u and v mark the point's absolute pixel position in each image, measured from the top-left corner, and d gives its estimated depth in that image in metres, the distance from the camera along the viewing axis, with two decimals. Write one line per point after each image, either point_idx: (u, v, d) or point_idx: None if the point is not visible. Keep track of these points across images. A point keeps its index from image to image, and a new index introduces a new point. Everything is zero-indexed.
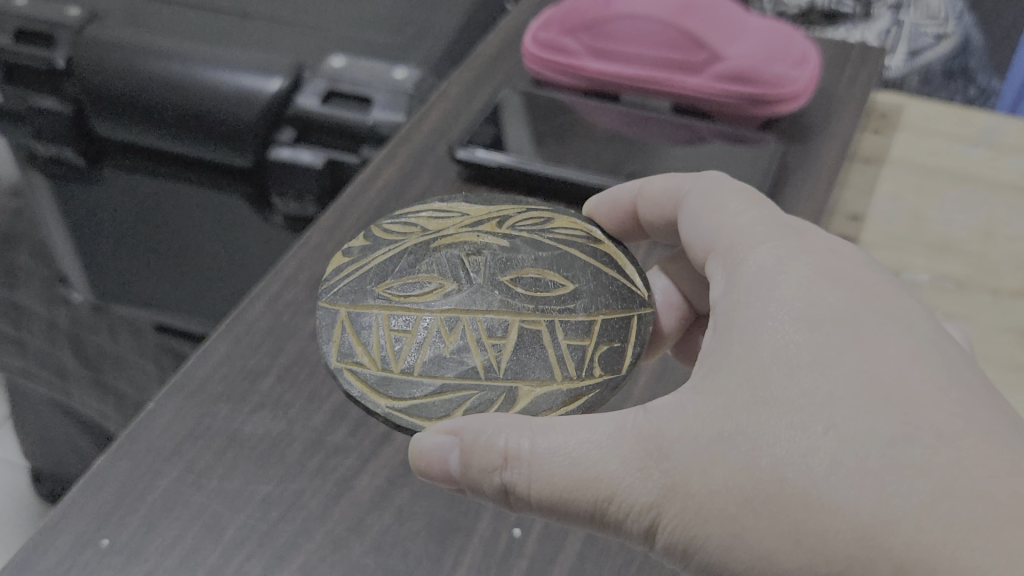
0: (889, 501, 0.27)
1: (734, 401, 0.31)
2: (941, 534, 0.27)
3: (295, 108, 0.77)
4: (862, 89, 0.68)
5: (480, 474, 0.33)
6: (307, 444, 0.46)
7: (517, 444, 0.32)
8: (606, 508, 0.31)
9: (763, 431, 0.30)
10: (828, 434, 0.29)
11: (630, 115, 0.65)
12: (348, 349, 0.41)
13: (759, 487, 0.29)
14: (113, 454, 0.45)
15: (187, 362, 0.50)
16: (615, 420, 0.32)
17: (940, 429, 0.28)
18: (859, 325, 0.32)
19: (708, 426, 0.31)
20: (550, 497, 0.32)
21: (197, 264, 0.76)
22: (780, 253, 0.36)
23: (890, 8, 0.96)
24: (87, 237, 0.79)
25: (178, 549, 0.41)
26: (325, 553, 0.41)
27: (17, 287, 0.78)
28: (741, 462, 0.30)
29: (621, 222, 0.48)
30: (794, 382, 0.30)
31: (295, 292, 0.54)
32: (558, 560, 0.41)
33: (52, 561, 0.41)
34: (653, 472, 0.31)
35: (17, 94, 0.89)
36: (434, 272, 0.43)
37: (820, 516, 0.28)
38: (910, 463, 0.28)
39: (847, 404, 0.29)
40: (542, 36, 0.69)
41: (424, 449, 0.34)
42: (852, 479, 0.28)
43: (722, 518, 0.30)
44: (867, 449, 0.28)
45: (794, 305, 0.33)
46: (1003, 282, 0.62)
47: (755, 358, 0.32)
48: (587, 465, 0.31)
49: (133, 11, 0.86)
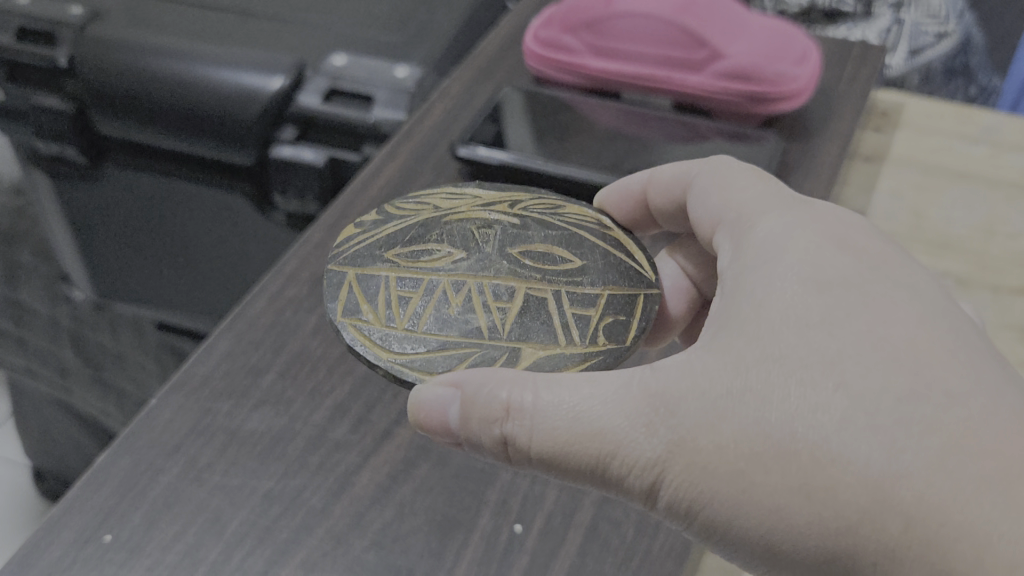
0: (898, 455, 0.28)
1: (743, 360, 0.31)
2: (950, 489, 0.27)
3: (296, 107, 0.77)
4: (863, 87, 0.68)
5: (481, 427, 0.33)
6: (308, 440, 0.46)
7: (520, 397, 0.32)
8: (608, 464, 0.31)
9: (772, 390, 0.30)
10: (838, 390, 0.30)
11: (631, 113, 0.65)
12: (354, 307, 0.41)
13: (768, 442, 0.30)
14: (115, 451, 0.45)
15: (188, 359, 0.50)
16: (622, 377, 0.32)
17: (949, 389, 0.29)
18: (867, 291, 0.32)
19: (716, 383, 0.31)
20: (550, 451, 0.32)
21: (199, 259, 0.76)
22: (788, 223, 0.37)
23: (891, 7, 0.96)
24: (90, 233, 0.80)
25: (179, 544, 0.41)
26: (326, 549, 0.41)
27: (19, 286, 0.81)
28: (750, 419, 0.30)
29: (631, 212, 0.48)
30: (804, 341, 0.31)
31: (297, 288, 0.54)
32: (559, 555, 0.41)
33: (55, 556, 0.41)
34: (659, 429, 0.31)
35: (16, 93, 0.88)
36: (444, 241, 0.44)
37: (831, 472, 0.29)
38: (921, 420, 0.28)
39: (857, 362, 0.30)
40: (543, 35, 0.69)
41: (425, 402, 0.34)
42: (862, 433, 0.29)
43: (728, 474, 0.30)
44: (877, 405, 0.29)
45: (803, 271, 0.34)
46: (1004, 279, 0.62)
47: (764, 320, 0.33)
48: (592, 420, 0.31)
49: (134, 9, 0.86)
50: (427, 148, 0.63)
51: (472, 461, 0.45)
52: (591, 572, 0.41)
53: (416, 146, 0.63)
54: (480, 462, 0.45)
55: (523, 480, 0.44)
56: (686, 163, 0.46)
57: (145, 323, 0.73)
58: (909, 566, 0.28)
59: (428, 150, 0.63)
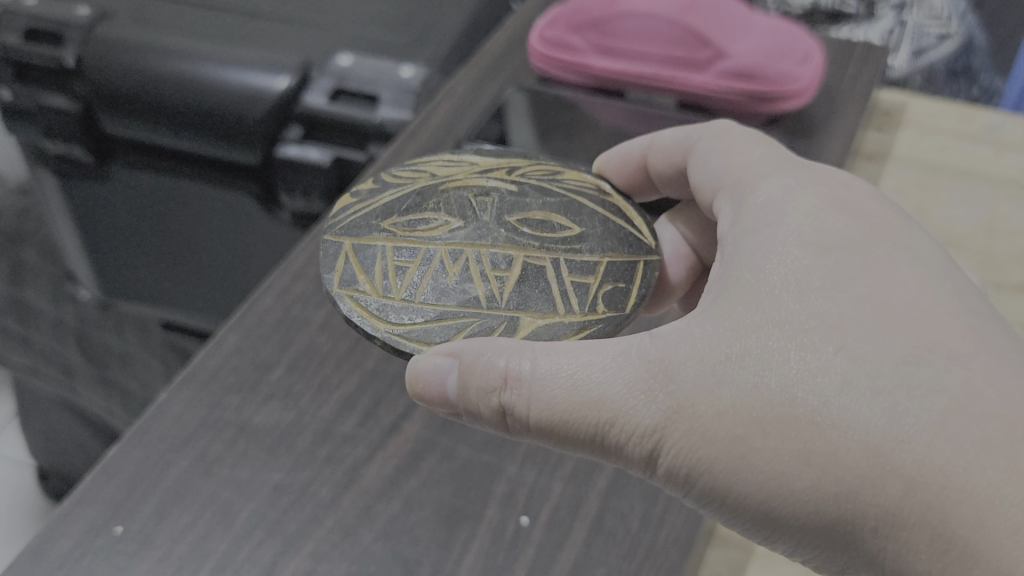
0: (899, 418, 0.28)
1: (742, 324, 0.32)
2: (952, 453, 0.28)
3: (302, 107, 0.78)
4: (865, 86, 0.69)
5: (478, 396, 0.33)
6: (317, 434, 0.46)
7: (518, 365, 0.32)
8: (607, 432, 0.32)
9: (771, 354, 0.31)
10: (839, 353, 0.30)
11: (634, 111, 0.66)
12: (350, 278, 0.41)
13: (767, 407, 0.30)
14: (125, 444, 0.46)
15: (198, 354, 0.50)
16: (621, 344, 0.33)
17: (951, 352, 0.30)
18: (868, 254, 0.33)
19: (715, 349, 0.31)
20: (550, 418, 0.32)
21: (196, 254, 0.77)
22: (789, 185, 0.37)
23: (894, 9, 0.97)
24: (96, 231, 0.81)
25: (190, 535, 0.42)
26: (336, 540, 0.42)
27: (25, 286, 0.83)
28: (749, 383, 0.30)
29: (631, 176, 0.49)
30: (805, 305, 0.32)
31: (304, 284, 0.54)
32: (565, 546, 0.42)
33: (66, 547, 0.42)
34: (658, 395, 0.31)
35: (23, 93, 0.88)
36: (440, 210, 0.44)
37: (830, 436, 0.29)
38: (922, 384, 0.29)
39: (856, 326, 0.30)
40: (548, 34, 0.70)
41: (422, 372, 0.34)
42: (863, 396, 0.29)
43: (728, 441, 0.30)
44: (878, 369, 0.29)
45: (805, 234, 0.34)
46: (1005, 276, 0.62)
47: (765, 284, 0.33)
48: (591, 388, 0.32)
49: (141, 9, 0.87)
50: (433, 145, 0.63)
51: (479, 454, 0.46)
52: (597, 563, 0.41)
53: (422, 143, 0.64)
54: (487, 455, 0.46)
55: (529, 473, 0.45)
56: (686, 127, 0.48)
57: (152, 324, 0.75)
58: (909, 529, 0.28)
59: (434, 146, 0.63)
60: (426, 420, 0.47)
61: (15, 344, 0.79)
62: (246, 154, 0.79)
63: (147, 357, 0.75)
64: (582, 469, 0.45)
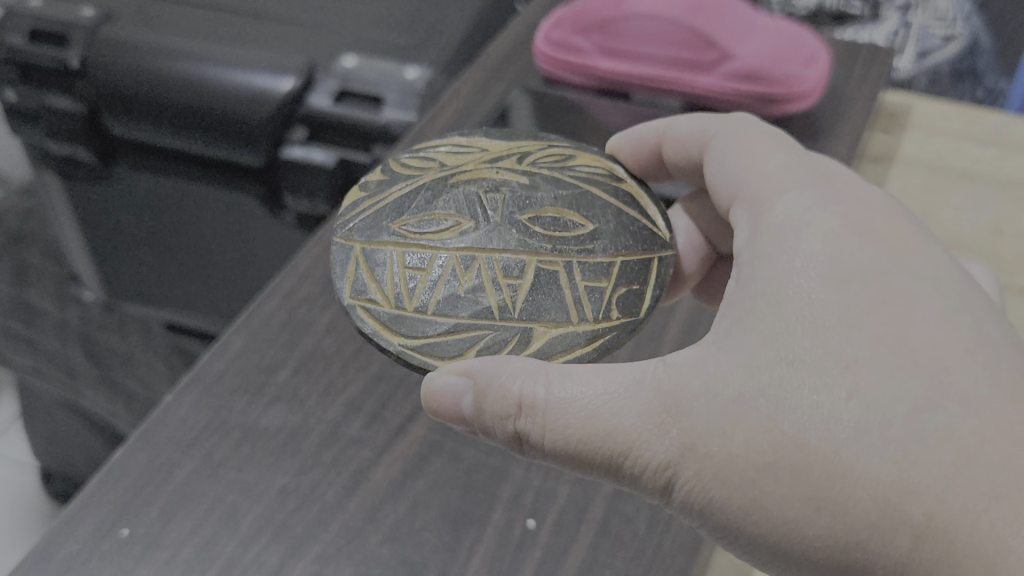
0: (910, 469, 0.28)
1: (756, 360, 0.31)
2: (961, 505, 0.27)
3: (306, 107, 0.78)
4: (871, 88, 0.68)
5: (494, 420, 0.33)
6: (323, 436, 0.46)
7: (532, 392, 0.32)
8: (621, 463, 0.32)
9: (784, 395, 0.30)
10: (851, 399, 0.29)
11: (638, 113, 0.65)
12: (362, 286, 0.41)
13: (779, 452, 0.30)
14: (131, 447, 0.46)
15: (203, 356, 0.50)
16: (634, 371, 0.32)
17: (964, 397, 0.29)
18: (882, 284, 0.32)
19: (729, 385, 0.31)
20: (565, 446, 0.32)
21: (202, 255, 0.78)
22: (807, 205, 0.36)
23: (899, 10, 0.97)
24: (101, 236, 0.82)
25: (196, 539, 0.42)
26: (341, 543, 0.42)
27: (30, 286, 0.85)
28: (761, 424, 0.30)
29: (644, 159, 0.49)
30: (819, 344, 0.31)
31: (310, 287, 0.54)
32: (572, 549, 0.41)
33: (71, 551, 0.41)
34: (670, 429, 0.31)
35: (29, 94, 0.88)
36: (451, 209, 0.43)
37: (841, 483, 0.29)
38: (933, 432, 0.28)
39: (870, 369, 0.30)
40: (553, 36, 0.69)
41: (437, 389, 0.34)
42: (875, 441, 0.29)
43: (740, 483, 0.30)
44: (889, 418, 0.29)
45: (822, 263, 0.33)
46: (1011, 279, 0.62)
47: (779, 317, 0.32)
48: (605, 419, 0.32)
49: (145, 10, 0.86)
50: None
51: (486, 457, 0.45)
52: (603, 567, 0.41)
53: (427, 145, 0.64)
54: (494, 458, 0.45)
55: (535, 475, 0.45)
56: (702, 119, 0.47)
57: (156, 323, 0.77)
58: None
59: None
60: (433, 422, 0.47)
61: (22, 347, 0.82)
62: (247, 154, 0.79)
63: (151, 359, 0.78)
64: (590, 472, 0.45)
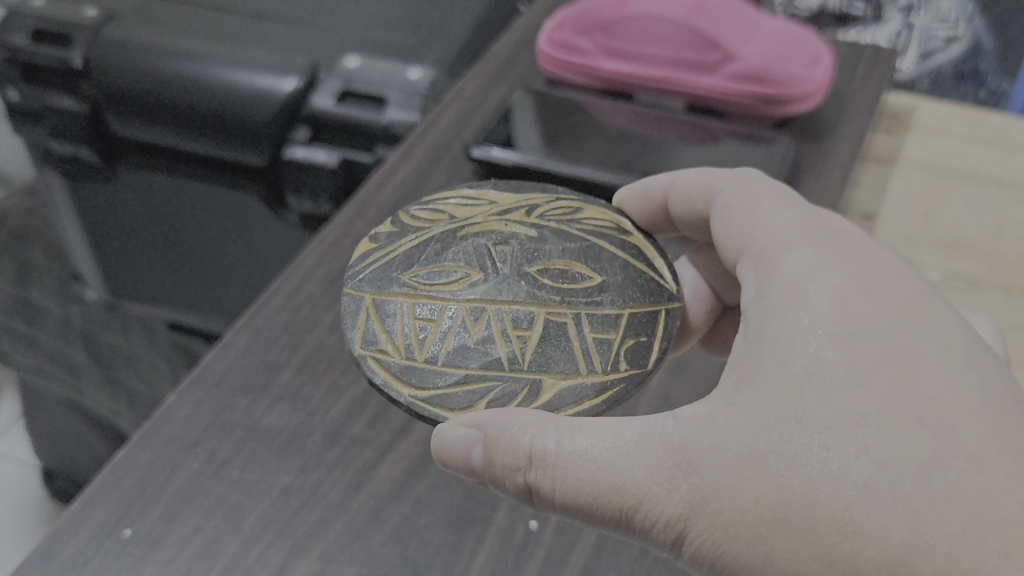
0: (920, 527, 0.28)
1: (765, 417, 0.31)
2: (972, 562, 0.28)
3: (308, 108, 0.78)
4: (874, 90, 0.68)
5: (504, 472, 0.33)
6: (326, 436, 0.46)
7: (543, 445, 0.32)
8: (631, 516, 0.31)
9: (794, 450, 0.30)
10: (861, 456, 0.30)
11: (641, 115, 0.65)
12: (372, 337, 0.40)
13: (789, 507, 0.30)
14: (134, 447, 0.46)
15: (206, 356, 0.50)
16: (643, 426, 0.32)
17: (971, 454, 0.29)
18: (888, 344, 0.33)
19: (738, 442, 0.31)
20: (572, 500, 0.32)
21: (206, 262, 0.77)
22: (814, 262, 0.37)
23: (901, 11, 0.98)
24: (102, 238, 0.81)
25: (199, 538, 0.42)
26: (344, 543, 0.42)
27: (29, 284, 0.82)
28: (772, 482, 0.30)
29: (651, 214, 0.49)
30: (828, 401, 0.31)
31: (313, 287, 0.54)
32: (575, 549, 0.41)
33: (74, 549, 0.41)
34: (681, 484, 0.31)
35: (34, 94, 0.88)
36: (459, 260, 0.42)
37: (854, 540, 0.29)
38: (943, 490, 0.29)
39: (879, 427, 0.30)
40: (557, 37, 0.69)
41: (448, 441, 0.34)
42: (883, 497, 0.29)
43: (751, 538, 0.30)
44: (900, 477, 0.29)
45: (829, 320, 0.34)
46: (1015, 281, 0.62)
47: (786, 374, 0.32)
48: (614, 472, 0.31)
49: (149, 11, 0.86)
50: (440, 149, 0.63)
51: None
52: (606, 567, 0.41)
53: (430, 146, 0.64)
54: None
55: None
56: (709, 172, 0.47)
57: (160, 325, 0.75)
58: None
59: (443, 149, 0.63)
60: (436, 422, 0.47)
61: (15, 344, 0.78)
62: (250, 155, 0.79)
63: (154, 359, 0.74)
64: None
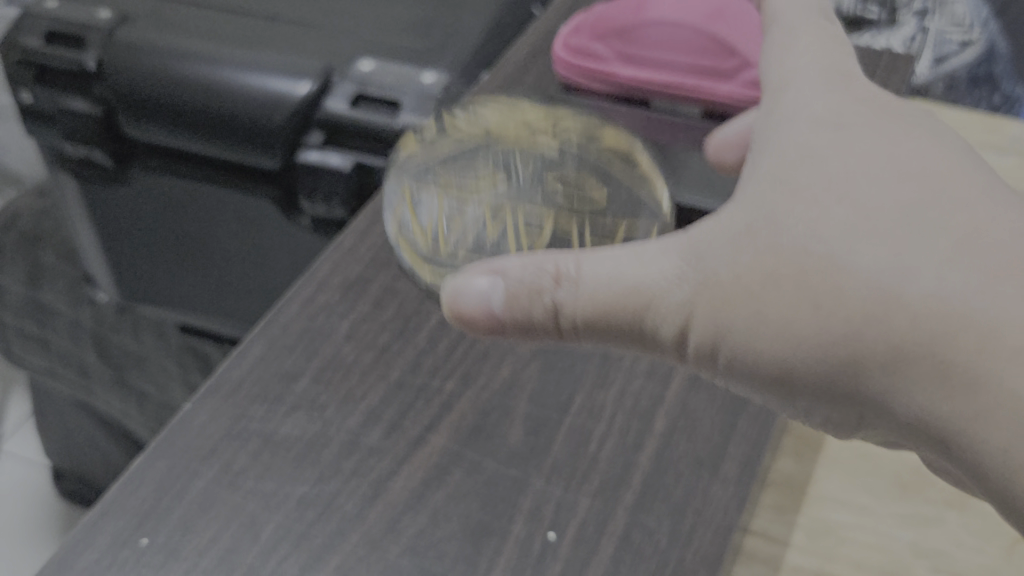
0: (906, 263, 0.32)
1: (759, 198, 0.35)
2: (957, 282, 0.31)
3: (322, 111, 0.78)
4: (893, 97, 0.68)
5: (530, 307, 0.37)
6: (342, 446, 0.46)
7: (563, 266, 0.36)
8: (643, 317, 0.36)
9: (779, 215, 0.34)
10: (842, 205, 0.33)
11: (656, 121, 0.66)
12: None
13: (781, 262, 0.34)
14: (150, 454, 0.45)
15: (223, 363, 0.50)
16: (657, 245, 0.36)
17: (953, 198, 0.33)
18: (889, 132, 0.36)
19: (734, 222, 0.35)
20: (591, 313, 0.36)
21: (206, 265, 0.82)
22: (801, 58, 0.40)
23: (915, 15, 0.96)
24: (116, 237, 0.85)
25: (216, 548, 0.42)
26: (361, 554, 0.42)
27: (42, 286, 0.94)
28: (765, 248, 0.34)
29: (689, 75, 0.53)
30: (814, 174, 0.35)
31: (329, 293, 0.53)
32: (593, 563, 0.41)
33: (91, 558, 0.41)
34: (686, 272, 0.35)
35: (47, 96, 0.87)
36: None
37: (836, 279, 0.32)
38: (921, 224, 0.32)
39: (860, 183, 0.34)
40: (574, 41, 0.69)
41: (469, 296, 0.38)
42: (868, 238, 0.32)
43: (747, 299, 0.34)
44: (879, 221, 0.33)
45: (814, 111, 0.37)
46: None
47: (780, 161, 0.36)
48: (627, 279, 0.35)
49: (163, 13, 0.86)
50: None
51: (506, 467, 0.45)
52: None
53: None
54: (514, 468, 0.45)
55: (556, 486, 0.44)
56: None
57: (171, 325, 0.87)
58: (911, 362, 0.32)
59: None
60: (453, 432, 0.47)
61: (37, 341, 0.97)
62: (263, 159, 0.79)
63: (164, 359, 0.90)
64: (611, 482, 0.44)
